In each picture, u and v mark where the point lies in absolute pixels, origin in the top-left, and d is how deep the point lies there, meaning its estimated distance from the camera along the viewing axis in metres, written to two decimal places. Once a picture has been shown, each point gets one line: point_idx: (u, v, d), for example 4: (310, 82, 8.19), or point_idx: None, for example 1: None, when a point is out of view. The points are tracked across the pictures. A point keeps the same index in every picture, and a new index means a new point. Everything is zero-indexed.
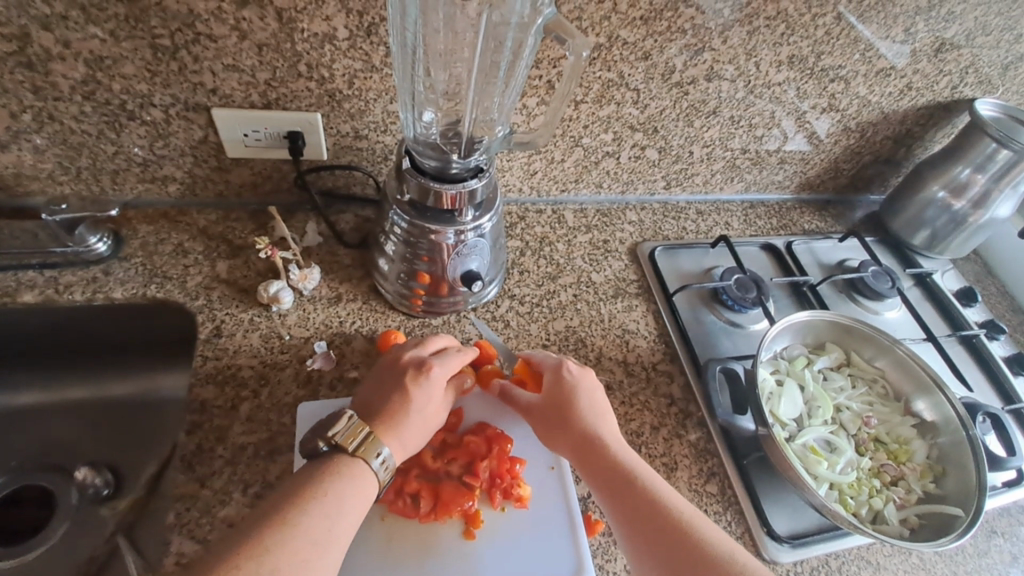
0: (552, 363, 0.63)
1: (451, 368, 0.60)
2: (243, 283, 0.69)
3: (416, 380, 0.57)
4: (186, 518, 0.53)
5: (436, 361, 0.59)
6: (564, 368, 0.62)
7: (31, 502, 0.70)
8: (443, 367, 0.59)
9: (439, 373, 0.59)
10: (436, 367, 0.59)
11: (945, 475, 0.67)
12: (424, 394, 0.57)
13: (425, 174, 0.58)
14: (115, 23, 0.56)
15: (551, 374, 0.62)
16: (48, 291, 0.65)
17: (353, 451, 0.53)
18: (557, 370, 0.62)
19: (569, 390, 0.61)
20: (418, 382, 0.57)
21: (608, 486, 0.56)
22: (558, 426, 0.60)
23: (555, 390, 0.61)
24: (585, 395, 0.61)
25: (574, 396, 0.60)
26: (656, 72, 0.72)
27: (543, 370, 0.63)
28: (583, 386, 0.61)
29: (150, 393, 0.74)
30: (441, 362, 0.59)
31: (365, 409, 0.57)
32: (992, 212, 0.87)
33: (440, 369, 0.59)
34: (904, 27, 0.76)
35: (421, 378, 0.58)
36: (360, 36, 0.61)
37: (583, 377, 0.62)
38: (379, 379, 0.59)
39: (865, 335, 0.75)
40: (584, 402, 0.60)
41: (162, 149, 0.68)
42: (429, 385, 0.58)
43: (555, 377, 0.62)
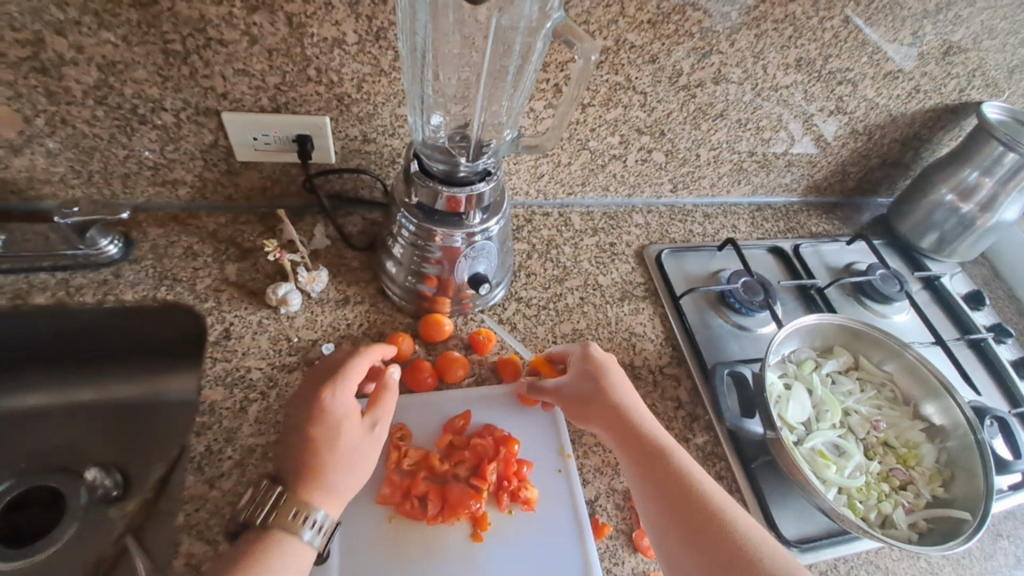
0: (582, 342, 0.65)
1: (352, 387, 0.55)
2: (251, 286, 0.70)
3: (314, 415, 0.53)
4: (195, 520, 0.54)
5: (328, 386, 0.54)
6: (593, 348, 0.64)
7: (41, 503, 0.70)
8: (339, 389, 0.54)
9: (336, 398, 0.54)
10: (330, 394, 0.54)
11: (954, 479, 0.66)
12: (327, 428, 0.53)
13: (433, 177, 0.58)
14: (128, 28, 0.57)
15: (579, 352, 0.64)
16: (60, 293, 0.66)
17: (268, 522, 0.48)
18: (585, 349, 0.64)
19: (600, 368, 0.62)
20: (320, 421, 0.53)
21: (638, 465, 0.57)
22: (589, 403, 0.61)
23: (585, 367, 0.62)
24: (615, 374, 0.62)
25: (605, 374, 0.62)
26: (663, 75, 0.72)
27: (569, 352, 0.65)
28: (611, 365, 0.63)
29: (159, 395, 0.75)
30: (334, 387, 0.54)
31: (278, 470, 0.52)
32: (1000, 215, 0.87)
33: (334, 395, 0.54)
34: (912, 30, 0.76)
35: (318, 413, 0.53)
36: (369, 41, 0.62)
37: (610, 358, 0.64)
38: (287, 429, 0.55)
39: (875, 339, 0.74)
40: (614, 380, 0.62)
41: (173, 153, 0.68)
42: (329, 415, 0.53)
43: (584, 355, 0.63)
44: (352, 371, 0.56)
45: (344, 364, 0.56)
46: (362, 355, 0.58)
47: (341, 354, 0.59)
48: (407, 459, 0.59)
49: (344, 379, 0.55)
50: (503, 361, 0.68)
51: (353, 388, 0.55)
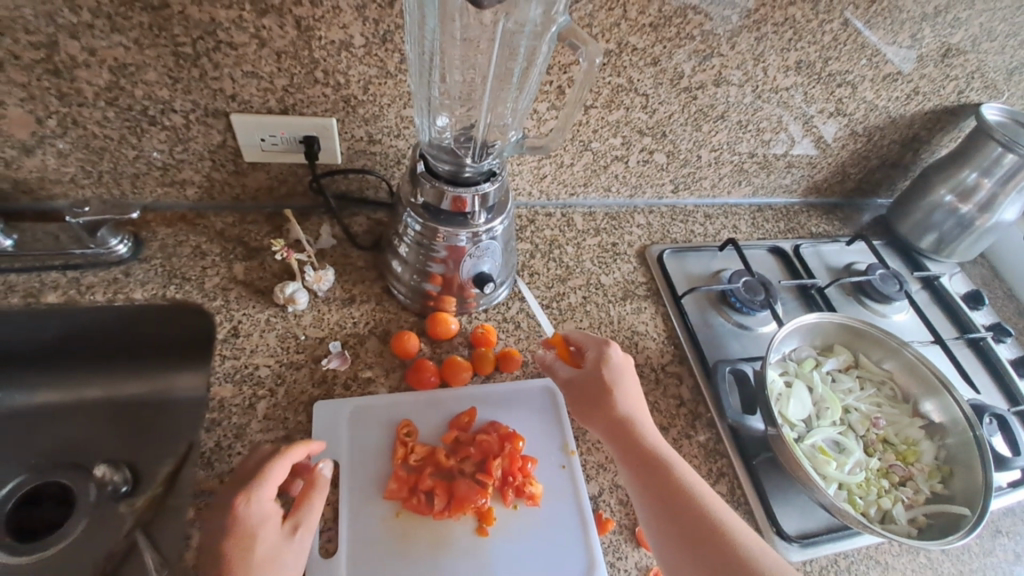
0: (598, 339, 0.66)
1: (271, 490, 0.50)
2: (259, 285, 0.71)
3: (225, 529, 0.48)
4: (206, 514, 0.54)
5: (241, 493, 0.49)
6: (609, 345, 0.65)
7: (52, 499, 0.71)
8: (253, 497, 0.49)
9: (248, 508, 0.48)
10: (244, 502, 0.48)
11: (953, 475, 0.67)
12: (242, 540, 0.47)
13: (439, 177, 0.59)
14: (139, 31, 0.58)
15: (594, 349, 0.65)
16: (71, 292, 0.67)
17: None
18: (599, 347, 0.65)
19: (613, 367, 0.63)
20: (234, 535, 0.47)
21: (641, 467, 0.58)
22: (595, 402, 0.62)
23: (597, 365, 0.63)
24: (627, 375, 0.63)
25: (617, 375, 0.63)
26: (665, 77, 0.73)
27: (584, 347, 0.66)
28: (624, 366, 0.64)
29: (166, 393, 0.76)
30: (249, 493, 0.49)
31: None
32: (999, 216, 0.87)
33: (249, 502, 0.49)
34: (910, 33, 0.77)
35: (230, 525, 0.48)
36: (376, 43, 0.63)
37: (625, 358, 0.64)
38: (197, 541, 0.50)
39: (874, 338, 0.75)
40: (625, 381, 0.63)
41: (182, 153, 0.69)
42: (242, 528, 0.48)
43: (598, 353, 0.64)
44: (271, 475, 0.50)
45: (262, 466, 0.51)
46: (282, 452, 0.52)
47: (260, 451, 0.53)
48: (413, 455, 0.61)
49: (260, 485, 0.49)
50: (478, 351, 0.69)
51: (271, 492, 0.50)
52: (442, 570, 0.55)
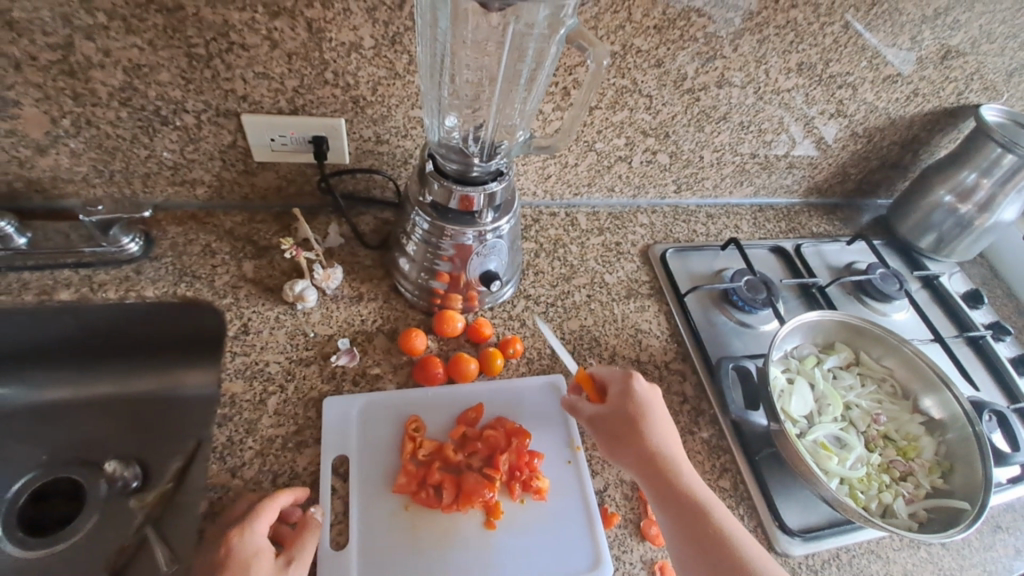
0: (621, 372, 0.65)
1: (263, 524, 0.51)
2: (268, 283, 0.72)
3: (218, 563, 0.48)
4: (218, 507, 0.55)
5: (235, 527, 0.50)
6: (633, 378, 0.64)
7: (64, 495, 0.72)
8: (247, 529, 0.50)
9: (242, 540, 0.49)
10: (237, 535, 0.49)
11: (953, 470, 0.68)
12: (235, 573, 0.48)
13: (447, 177, 0.61)
14: (154, 33, 0.59)
15: (619, 383, 0.64)
16: (83, 289, 0.67)
17: None
18: (624, 380, 0.64)
19: (641, 401, 0.62)
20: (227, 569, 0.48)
21: (672, 499, 0.58)
22: (626, 434, 0.61)
23: (626, 400, 0.62)
24: (655, 408, 0.63)
25: (646, 409, 0.62)
26: (669, 79, 0.74)
27: (609, 381, 0.65)
28: (650, 398, 0.63)
29: (173, 389, 0.77)
30: (243, 526, 0.50)
31: None
32: (998, 216, 0.88)
33: (244, 534, 0.50)
34: (910, 35, 0.78)
35: (224, 560, 0.48)
36: (385, 45, 0.64)
37: (650, 390, 0.64)
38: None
39: (874, 335, 0.76)
40: (653, 415, 0.62)
41: (192, 153, 0.70)
42: (234, 561, 0.48)
43: (624, 387, 0.63)
44: (265, 510, 0.52)
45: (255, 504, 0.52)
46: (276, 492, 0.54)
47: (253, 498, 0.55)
48: (422, 450, 0.61)
49: (253, 519, 0.51)
50: (485, 353, 0.69)
51: (263, 525, 0.51)
52: (451, 563, 0.56)
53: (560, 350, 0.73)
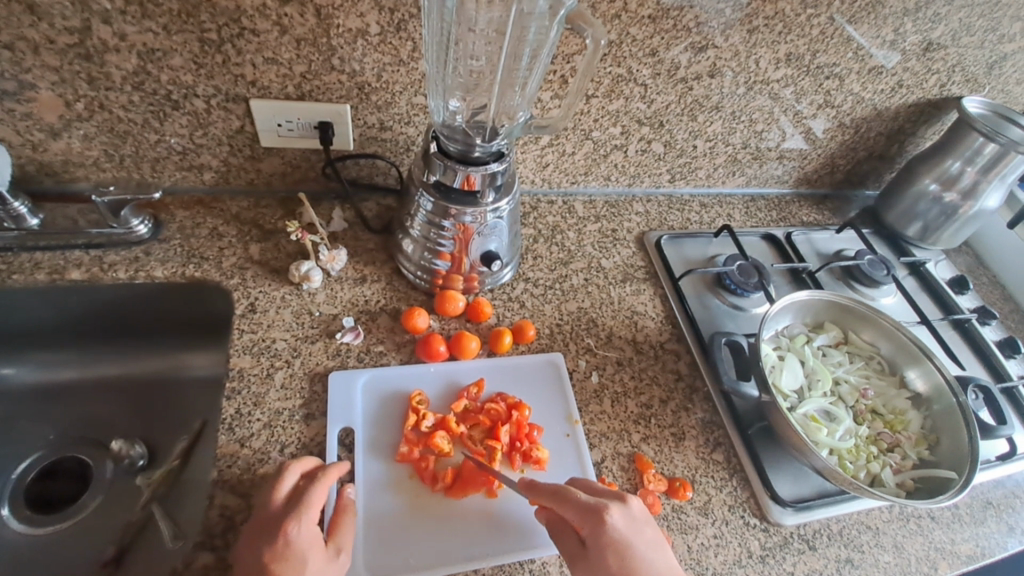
0: (591, 511, 0.53)
1: (314, 515, 0.51)
2: (274, 265, 0.74)
3: (275, 551, 0.48)
4: (227, 475, 0.57)
5: (291, 517, 0.49)
6: (606, 518, 0.52)
7: (70, 473, 0.73)
8: (304, 518, 0.50)
9: (299, 530, 0.49)
10: (293, 527, 0.49)
11: (939, 442, 0.70)
12: (293, 565, 0.47)
13: (450, 157, 0.63)
14: (168, 18, 0.61)
15: (590, 523, 0.52)
16: (94, 269, 0.69)
17: None
18: (595, 519, 0.52)
19: (618, 547, 0.51)
20: (284, 559, 0.47)
21: None
22: None
23: (600, 550, 0.51)
24: (637, 549, 0.52)
25: (624, 549, 0.51)
26: (662, 68, 0.77)
27: (578, 517, 0.53)
28: (631, 535, 0.52)
29: (178, 371, 0.78)
30: (297, 517, 0.50)
31: None
32: (981, 204, 0.91)
33: (298, 526, 0.49)
34: (893, 28, 0.82)
35: (281, 550, 0.48)
36: (390, 32, 0.66)
37: (628, 522, 0.53)
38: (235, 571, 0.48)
39: (862, 315, 0.79)
40: (634, 556, 0.51)
41: (201, 138, 0.72)
42: (293, 550, 0.48)
43: (595, 525, 0.52)
44: (314, 498, 0.51)
45: (303, 492, 0.52)
46: (322, 478, 0.53)
47: (293, 478, 0.53)
48: (425, 421, 0.63)
49: (307, 506, 0.50)
50: (495, 332, 0.71)
51: (316, 516, 0.51)
52: (454, 530, 0.58)
53: (559, 330, 0.75)
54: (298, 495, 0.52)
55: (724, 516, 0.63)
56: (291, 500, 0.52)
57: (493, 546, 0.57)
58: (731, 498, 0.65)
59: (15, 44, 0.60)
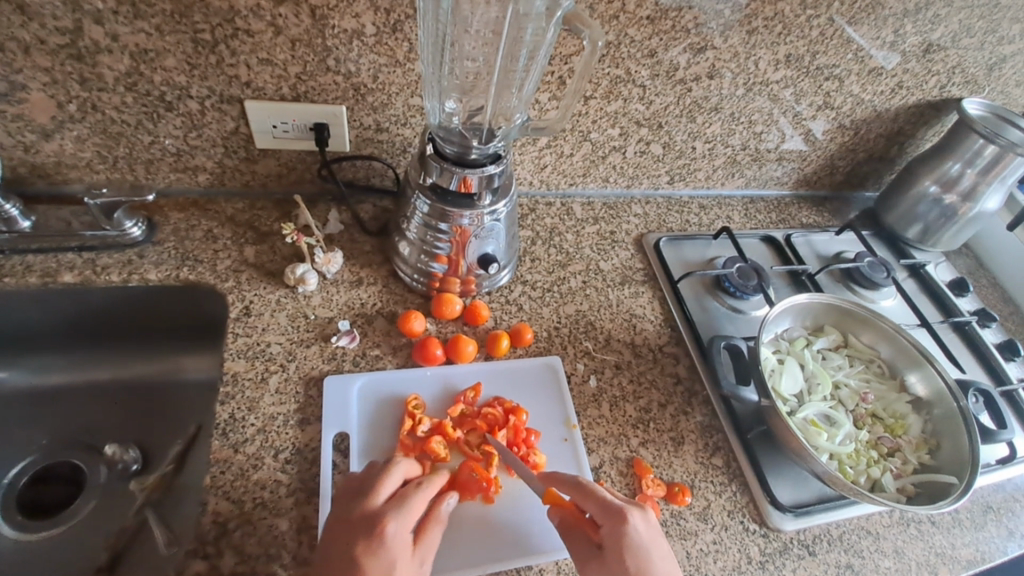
0: (614, 511, 0.53)
1: (411, 518, 0.52)
2: (269, 267, 0.73)
3: (370, 543, 0.49)
4: (221, 481, 0.56)
5: (391, 513, 0.51)
6: (629, 520, 0.52)
7: (63, 478, 0.72)
8: (402, 519, 0.51)
9: (396, 529, 0.50)
10: (393, 524, 0.50)
11: (940, 447, 0.70)
12: (381, 561, 0.48)
13: (447, 159, 0.62)
14: (161, 18, 0.60)
15: (611, 523, 0.53)
16: (86, 272, 0.68)
17: None
18: (618, 519, 0.52)
19: (636, 550, 0.51)
20: (375, 549, 0.48)
21: None
22: None
23: (617, 551, 0.51)
24: (654, 556, 0.51)
25: (641, 554, 0.51)
26: (661, 69, 0.77)
27: (600, 515, 0.54)
28: (650, 542, 0.52)
29: (174, 375, 0.77)
30: (399, 516, 0.51)
31: None
32: (981, 206, 0.91)
33: (397, 525, 0.50)
34: (893, 29, 0.81)
35: (375, 543, 0.49)
36: (386, 32, 0.66)
37: (650, 529, 0.53)
38: (322, 552, 0.49)
39: (862, 318, 0.78)
40: (650, 563, 0.51)
41: (196, 140, 0.72)
42: (387, 547, 0.49)
43: (616, 525, 0.52)
44: (414, 502, 0.52)
45: (406, 493, 0.53)
46: (426, 485, 0.54)
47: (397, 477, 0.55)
48: (421, 426, 0.62)
49: (406, 509, 0.52)
50: (492, 336, 0.71)
51: (411, 519, 0.52)
52: (451, 536, 0.57)
53: (556, 333, 0.75)
54: (399, 495, 0.53)
55: (723, 521, 0.63)
56: (390, 498, 0.53)
57: (492, 552, 0.57)
58: (730, 503, 0.64)
59: (5, 44, 0.59)
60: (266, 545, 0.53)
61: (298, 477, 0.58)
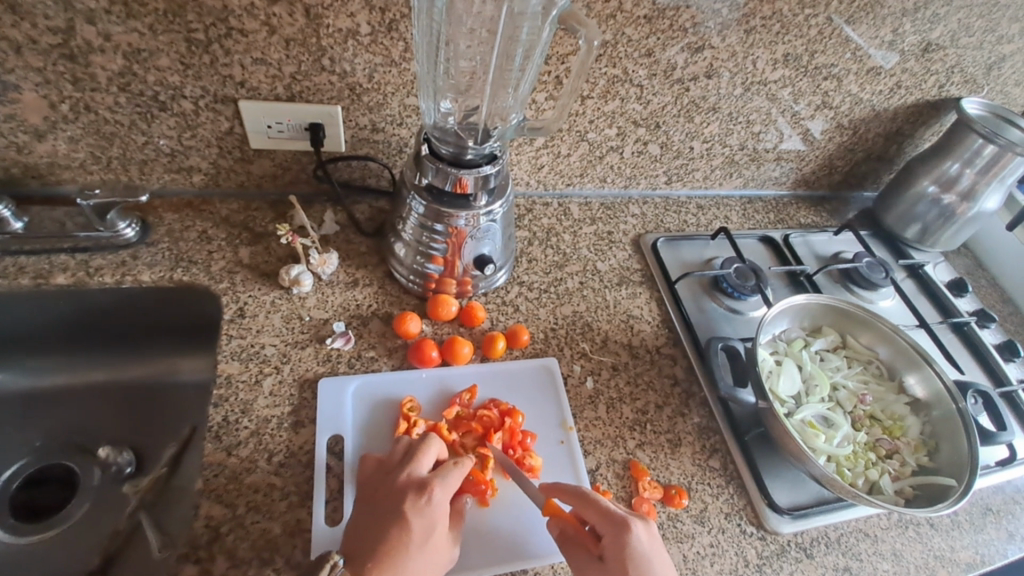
0: (617, 521, 0.53)
1: (453, 484, 0.55)
2: (264, 268, 0.72)
3: (416, 506, 0.52)
4: (214, 484, 0.56)
5: (435, 479, 0.54)
6: (632, 533, 0.52)
7: (56, 481, 0.72)
8: (446, 486, 0.54)
9: (440, 495, 0.53)
10: (437, 488, 0.53)
11: (938, 449, 0.69)
12: (427, 522, 0.52)
13: (442, 159, 0.62)
14: (154, 18, 0.60)
15: (614, 535, 0.52)
16: (79, 273, 0.68)
17: None
18: (621, 531, 0.52)
19: (638, 563, 0.51)
20: (419, 511, 0.52)
21: None
22: None
23: (619, 562, 0.51)
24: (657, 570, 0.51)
25: (643, 568, 0.51)
26: (658, 69, 0.76)
27: (603, 527, 0.53)
28: (652, 556, 0.51)
29: (169, 377, 0.77)
30: (443, 481, 0.54)
31: (354, 549, 0.51)
32: (980, 206, 0.90)
33: (441, 491, 0.53)
34: (892, 28, 0.81)
35: (421, 505, 0.52)
36: (381, 32, 0.65)
37: (653, 542, 0.52)
38: (367, 512, 0.53)
39: (860, 319, 0.78)
40: None
41: (190, 140, 0.71)
42: (431, 510, 0.52)
43: (619, 537, 0.52)
44: (457, 470, 0.55)
45: (448, 461, 0.56)
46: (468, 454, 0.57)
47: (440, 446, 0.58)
48: (416, 429, 0.62)
49: (449, 476, 0.54)
50: (488, 337, 0.70)
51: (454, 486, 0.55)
52: None
53: (553, 335, 0.74)
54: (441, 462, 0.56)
55: (720, 524, 0.62)
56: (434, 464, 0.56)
57: (487, 556, 0.56)
58: (727, 506, 0.64)
59: None
60: (259, 549, 0.53)
61: (291, 480, 0.57)
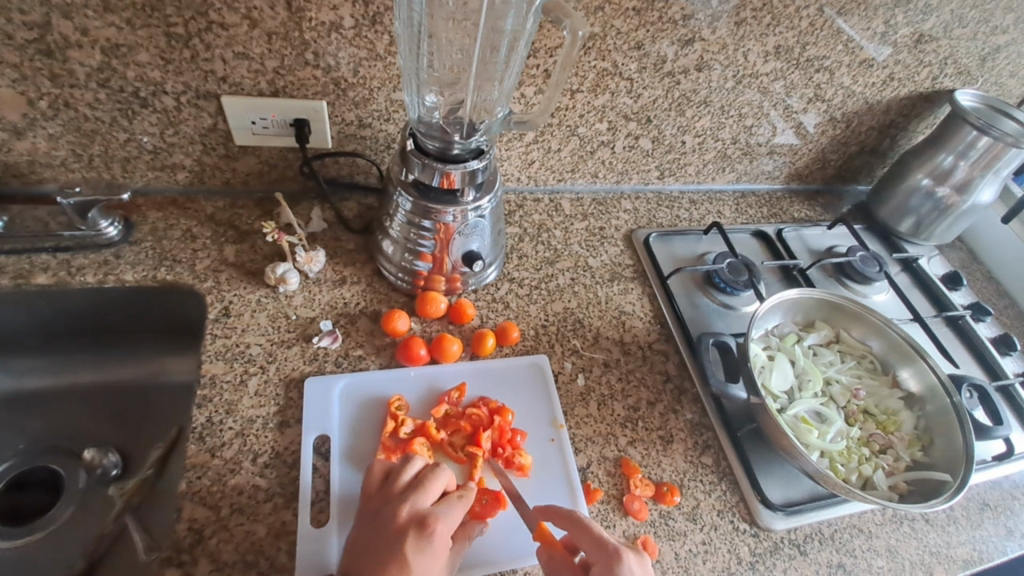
0: (607, 550, 0.52)
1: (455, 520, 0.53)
2: (250, 267, 0.71)
3: (416, 542, 0.50)
4: (197, 487, 0.54)
5: (439, 513, 0.52)
6: (623, 562, 0.51)
7: (41, 484, 0.71)
8: (448, 521, 0.52)
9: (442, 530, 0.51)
10: (439, 524, 0.51)
11: (932, 444, 0.69)
12: (426, 560, 0.50)
13: (428, 154, 0.61)
14: (132, 12, 0.59)
15: (604, 563, 0.51)
16: (61, 273, 0.67)
17: None
18: (611, 560, 0.51)
19: None
20: (420, 547, 0.50)
21: None
22: None
23: None
24: None
25: None
26: (649, 62, 0.75)
27: (593, 557, 0.52)
28: None
29: (156, 378, 0.76)
30: (446, 517, 0.52)
31: None
32: (974, 198, 0.90)
33: (443, 526, 0.52)
34: (884, 19, 0.80)
35: (423, 542, 0.50)
36: (365, 25, 0.64)
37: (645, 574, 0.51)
38: (365, 543, 0.51)
39: (852, 314, 0.77)
40: None
41: (172, 137, 0.70)
42: (432, 546, 0.50)
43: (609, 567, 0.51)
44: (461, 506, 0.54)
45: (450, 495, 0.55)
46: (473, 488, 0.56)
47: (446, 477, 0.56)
48: (403, 428, 0.61)
49: (451, 512, 0.53)
50: (477, 335, 0.69)
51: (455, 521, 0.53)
52: None
53: (544, 332, 0.74)
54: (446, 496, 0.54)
55: (713, 521, 0.62)
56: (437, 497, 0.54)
57: (474, 557, 0.56)
58: (720, 503, 0.63)
59: None
60: (243, 551, 0.52)
61: (277, 481, 0.56)
